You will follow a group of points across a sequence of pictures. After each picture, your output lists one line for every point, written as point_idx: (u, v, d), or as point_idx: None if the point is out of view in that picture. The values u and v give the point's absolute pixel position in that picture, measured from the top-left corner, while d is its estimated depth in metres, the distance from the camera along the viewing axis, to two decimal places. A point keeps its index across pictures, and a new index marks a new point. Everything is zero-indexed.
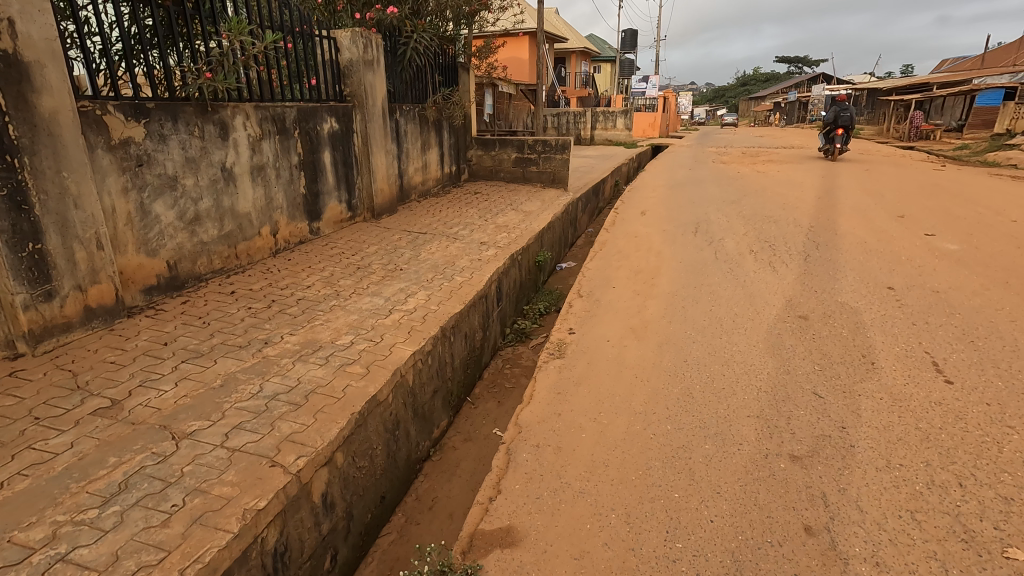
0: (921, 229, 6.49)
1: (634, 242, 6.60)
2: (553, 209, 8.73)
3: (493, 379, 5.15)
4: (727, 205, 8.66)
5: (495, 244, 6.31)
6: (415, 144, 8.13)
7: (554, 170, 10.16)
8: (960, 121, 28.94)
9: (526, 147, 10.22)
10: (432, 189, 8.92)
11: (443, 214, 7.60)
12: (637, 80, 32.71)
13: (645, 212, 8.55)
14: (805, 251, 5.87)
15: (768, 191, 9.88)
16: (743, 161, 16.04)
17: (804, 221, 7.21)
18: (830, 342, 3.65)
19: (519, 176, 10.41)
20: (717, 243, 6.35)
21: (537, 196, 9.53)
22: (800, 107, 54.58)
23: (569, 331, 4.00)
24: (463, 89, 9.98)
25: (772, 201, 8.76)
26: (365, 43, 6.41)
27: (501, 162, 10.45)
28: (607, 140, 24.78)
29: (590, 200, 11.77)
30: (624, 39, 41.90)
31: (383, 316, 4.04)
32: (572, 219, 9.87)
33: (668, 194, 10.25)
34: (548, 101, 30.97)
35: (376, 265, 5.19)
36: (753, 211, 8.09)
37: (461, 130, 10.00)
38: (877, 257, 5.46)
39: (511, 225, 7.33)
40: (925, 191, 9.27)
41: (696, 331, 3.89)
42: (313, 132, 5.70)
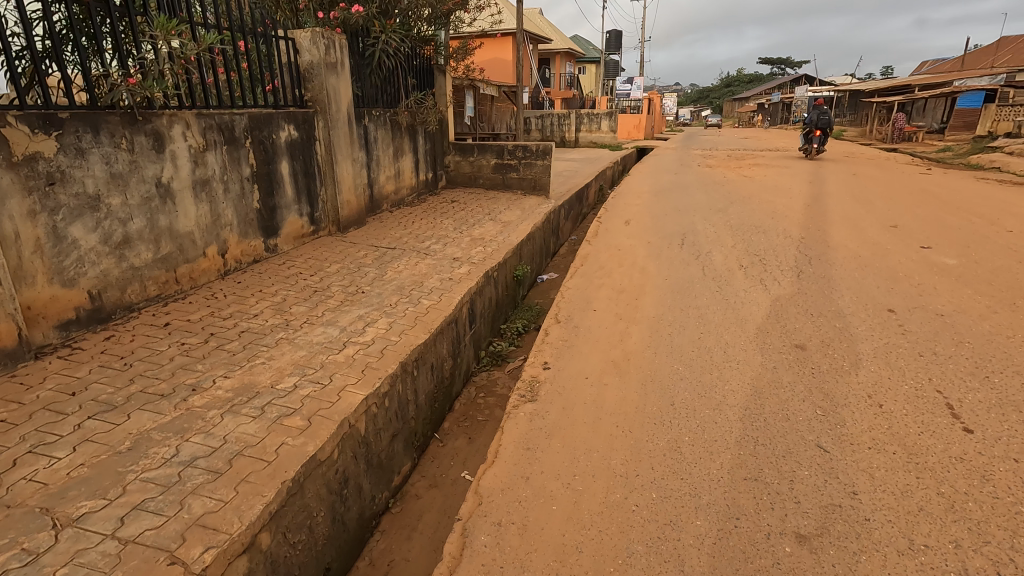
0: (915, 241, 6.20)
1: (617, 257, 6.23)
2: (533, 219, 8.34)
3: (464, 411, 4.74)
4: (714, 214, 8.34)
5: (468, 260, 5.90)
6: (386, 151, 7.69)
7: (535, 177, 9.77)
8: (942, 122, 29.11)
9: (506, 152, 9.82)
10: (406, 198, 8.49)
11: (416, 226, 7.17)
12: (622, 82, 32.50)
13: (629, 221, 8.20)
14: (796, 266, 5.54)
15: (755, 197, 9.58)
16: (728, 165, 15.79)
17: (794, 232, 6.89)
18: (831, 379, 3.29)
19: (499, 183, 10.01)
20: (705, 257, 6.01)
21: (517, 204, 9.14)
22: (784, 108, 54.84)
23: (543, 366, 3.60)
24: (439, 92, 9.56)
25: (760, 210, 8.44)
26: (326, 44, 5.95)
27: (480, 169, 10.04)
28: (592, 143, 24.48)
29: (573, 206, 11.40)
30: (608, 40, 41.73)
31: (334, 351, 3.61)
32: (554, 228, 9.48)
33: (653, 201, 9.91)
34: (533, 103, 30.64)
35: (335, 288, 4.75)
36: (741, 220, 7.77)
37: (437, 136, 9.57)
38: (873, 273, 5.14)
39: (488, 238, 6.92)
40: (916, 197, 9.03)
41: (684, 366, 3.51)
42: (268, 141, 5.23)
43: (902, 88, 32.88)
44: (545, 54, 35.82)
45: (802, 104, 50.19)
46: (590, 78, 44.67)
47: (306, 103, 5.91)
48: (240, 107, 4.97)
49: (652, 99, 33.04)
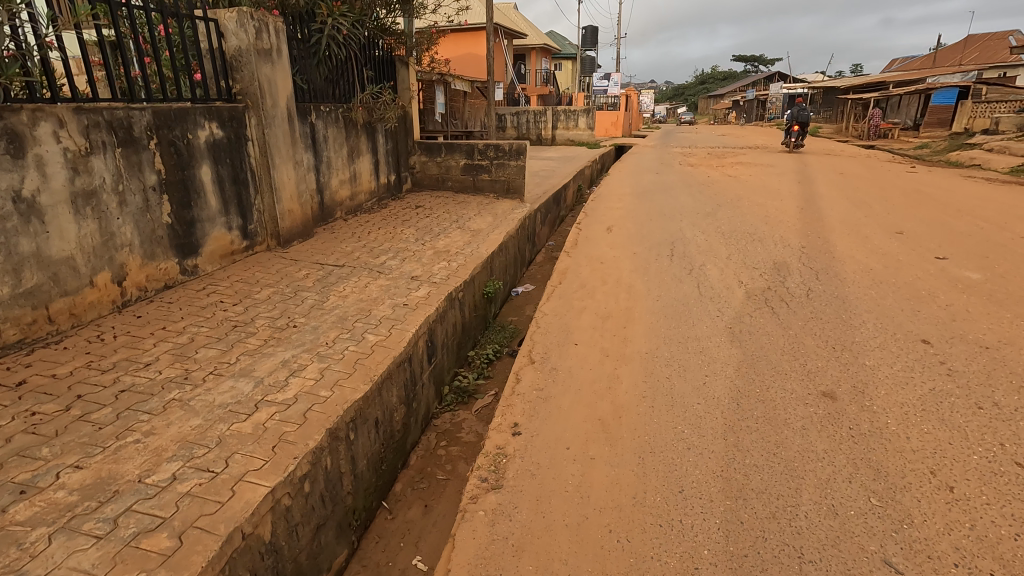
0: (927, 250, 5.63)
1: (601, 272, 5.48)
2: (507, 226, 7.57)
3: (422, 466, 3.94)
4: (703, 219, 7.68)
5: (429, 279, 5.10)
6: (339, 152, 6.82)
7: (508, 179, 8.99)
8: (916, 119, 29.20)
9: (476, 153, 9.01)
10: (365, 204, 7.63)
11: (372, 237, 6.31)
12: (598, 78, 31.90)
13: (612, 228, 7.47)
14: (803, 283, 4.87)
15: (744, 200, 8.96)
16: (710, 164, 15.26)
17: (793, 240, 6.26)
18: (876, 444, 2.60)
19: (469, 186, 9.20)
20: (698, 272, 5.32)
21: (489, 209, 8.34)
22: (759, 105, 55.04)
23: (512, 429, 2.84)
24: (402, 86, 8.71)
25: (751, 214, 7.82)
26: (257, 26, 5.04)
27: (448, 170, 9.20)
28: (569, 140, 23.78)
29: (550, 210, 10.64)
30: (584, 37, 41.15)
31: (241, 417, 2.77)
32: (530, 235, 8.72)
33: (636, 205, 9.22)
34: (508, 100, 29.87)
35: (261, 321, 3.89)
36: (733, 226, 7.12)
37: (400, 134, 8.71)
38: (891, 293, 4.50)
39: (454, 250, 6.12)
40: (912, 199, 8.51)
41: (692, 430, 2.77)
42: (182, 142, 4.34)
43: (876, 85, 33.00)
44: (520, 50, 35.06)
45: (777, 101, 50.37)
46: (566, 74, 44.04)
47: (234, 95, 5.03)
48: (142, 100, 4.08)
49: (629, 96, 32.51)
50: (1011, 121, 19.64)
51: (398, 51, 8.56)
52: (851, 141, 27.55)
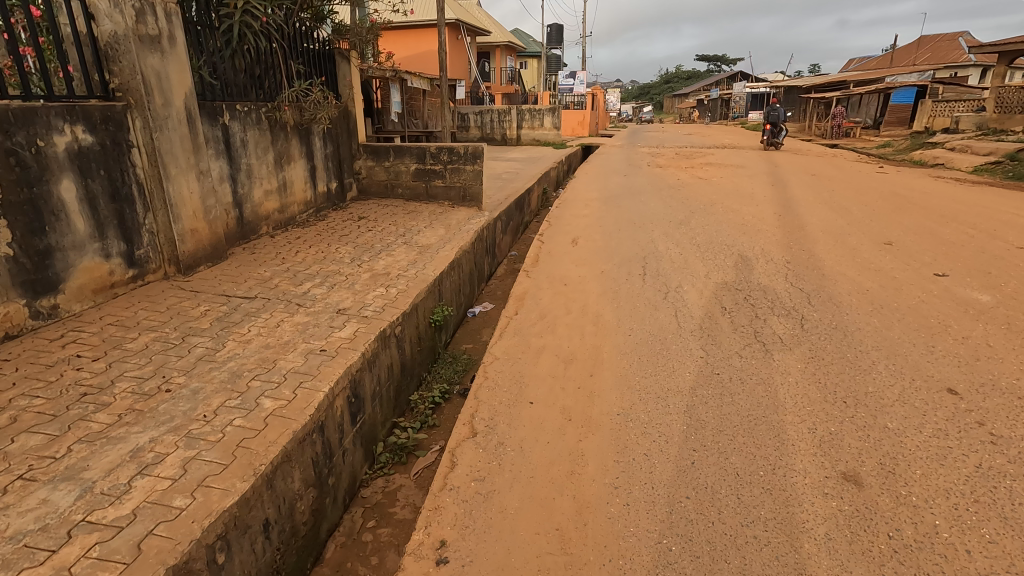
0: (923, 265, 5.09)
1: (564, 297, 4.75)
2: (462, 238, 6.79)
3: (340, 561, 3.12)
4: (675, 228, 7.05)
5: (360, 311, 4.27)
6: (263, 158, 5.91)
7: (465, 185, 8.19)
8: (876, 118, 29.59)
9: (427, 156, 8.18)
10: (299, 216, 6.73)
11: (300, 256, 5.43)
12: (563, 76, 31.32)
13: (577, 240, 6.78)
14: (795, 310, 4.23)
15: (717, 205, 8.40)
16: (679, 164, 14.77)
17: (775, 255, 5.66)
18: (929, 565, 1.92)
19: (421, 193, 8.36)
20: (675, 296, 4.64)
21: (443, 219, 7.53)
22: (722, 104, 55.53)
23: (438, 554, 2.07)
24: (342, 82, 7.84)
25: (727, 222, 7.23)
26: (138, 7, 4.10)
27: (397, 175, 8.33)
28: (535, 141, 23.08)
29: (512, 217, 9.88)
30: (549, 35, 40.59)
31: (39, 557, 1.92)
32: (488, 247, 7.95)
33: (602, 212, 8.56)
34: (472, 99, 29.04)
35: (124, 384, 3.01)
36: (709, 238, 6.50)
37: (342, 136, 7.80)
38: (897, 321, 3.89)
39: (397, 271, 5.29)
40: (892, 203, 8.08)
41: (682, 548, 2.03)
42: (26, 151, 3.42)
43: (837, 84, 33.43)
44: (484, 48, 34.26)
45: (741, 100, 50.88)
46: (531, 73, 43.37)
47: (113, 91, 4.10)
48: None
49: (595, 95, 32.17)
50: (970, 120, 19.85)
51: (337, 43, 7.70)
52: (815, 140, 27.69)
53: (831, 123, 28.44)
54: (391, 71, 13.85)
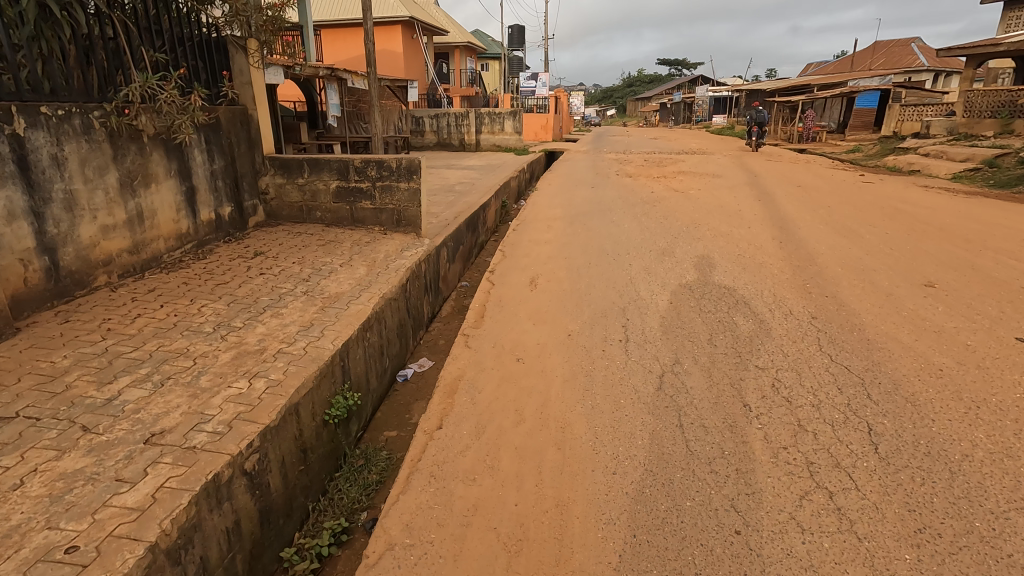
0: (990, 321, 3.84)
1: (515, 388, 3.28)
2: (390, 280, 5.25)
3: None
4: (658, 263, 5.69)
5: (188, 435, 2.68)
6: (97, 181, 4.24)
7: (398, 207, 6.65)
8: (840, 122, 29.36)
9: (351, 171, 6.58)
10: (168, 254, 5.06)
11: (139, 323, 3.78)
12: (525, 78, 29.95)
13: (537, 280, 5.33)
14: (852, 411, 2.88)
15: (702, 228, 7.09)
16: (651, 173, 13.57)
17: (791, 306, 4.34)
18: None
19: (344, 217, 6.76)
20: (674, 384, 3.23)
21: (369, 252, 5.96)
22: (686, 107, 55.35)
23: None
24: (239, 78, 6.21)
25: (719, 253, 5.92)
26: None
27: (314, 195, 6.72)
28: (495, 146, 21.64)
29: (462, 240, 8.35)
30: (510, 36, 39.27)
31: None
32: (428, 284, 6.43)
33: (568, 235, 7.14)
34: (429, 102, 27.46)
35: None
36: (703, 278, 5.15)
37: (238, 147, 6.15)
38: (1013, 436, 2.58)
39: (278, 343, 3.71)
40: (902, 223, 6.95)
41: None
42: None
43: (800, 88, 33.16)
44: (442, 49, 32.72)
45: (704, 103, 50.74)
46: (492, 75, 41.91)
47: None
48: None
49: (559, 98, 31.02)
50: (941, 125, 19.40)
51: (231, 29, 6.06)
52: (782, 144, 27.21)
53: (797, 127, 27.99)
54: (325, 70, 12.15)
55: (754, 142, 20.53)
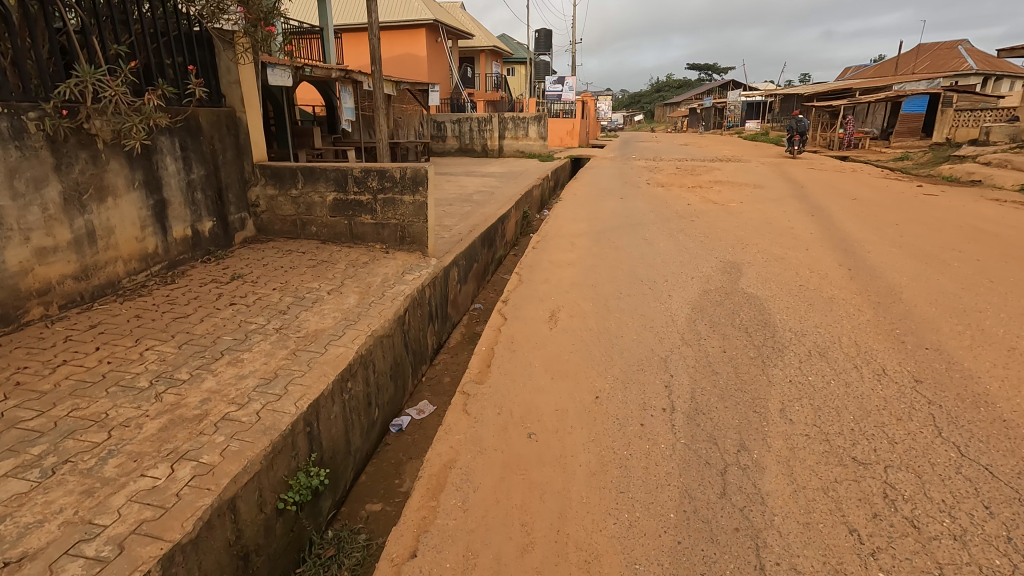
0: None
1: (523, 485, 2.44)
2: (384, 311, 4.45)
3: None
4: (702, 296, 4.78)
5: (56, 565, 1.90)
6: (30, 196, 3.56)
7: (402, 222, 5.89)
8: (884, 128, 27.81)
9: (349, 181, 5.83)
10: (128, 279, 4.36)
11: (59, 374, 3.05)
12: (550, 82, 29.17)
13: (558, 314, 4.48)
14: (1016, 552, 1.96)
15: (750, 250, 6.15)
16: (684, 183, 12.60)
17: (882, 363, 3.40)
18: None
19: (341, 232, 6.01)
20: (742, 489, 2.35)
21: (364, 275, 5.19)
22: (716, 113, 53.92)
23: None
24: (225, 77, 5.57)
25: (775, 283, 4.98)
26: None
27: (309, 208, 5.99)
28: (518, 152, 20.89)
29: (476, 256, 7.55)
30: (536, 40, 38.56)
31: None
32: (433, 311, 5.64)
33: (595, 256, 6.28)
34: (452, 106, 26.89)
35: None
36: (761, 318, 4.22)
37: (221, 154, 5.46)
38: None
39: (226, 404, 2.94)
40: (992, 246, 5.90)
41: None
42: None
43: (840, 92, 31.62)
44: (467, 53, 32.19)
45: (735, 108, 49.29)
46: (518, 79, 41.27)
47: None
48: None
49: (586, 102, 30.16)
50: (1001, 131, 17.91)
51: (216, 23, 5.41)
52: (822, 152, 25.82)
53: (838, 133, 26.57)
54: (340, 72, 11.56)
55: (797, 148, 19.80)
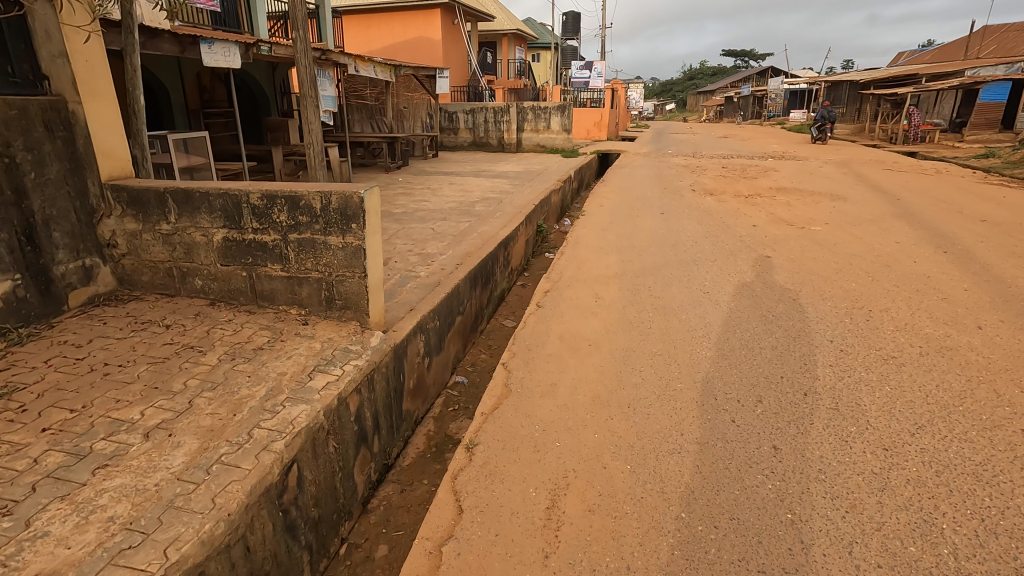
0: None
1: None
2: (232, 485, 2.32)
3: None
4: (839, 453, 2.53)
5: None
6: None
7: (327, 277, 3.77)
8: (954, 119, 24.60)
9: (244, 213, 3.71)
10: None
11: None
12: (577, 67, 26.60)
13: (565, 503, 2.30)
14: None
15: (883, 325, 3.84)
16: (738, 189, 10.22)
17: None
18: None
19: (237, 287, 3.91)
20: None
21: (241, 381, 3.08)
22: (755, 101, 50.48)
23: None
24: (47, 47, 3.51)
25: (971, 423, 2.69)
26: None
27: (190, 251, 3.89)
28: (539, 146, 18.55)
29: (460, 305, 5.38)
30: (563, 23, 35.86)
31: None
32: (370, 424, 3.51)
33: (632, 326, 4.04)
34: (470, 94, 24.68)
35: None
36: (998, 551, 1.96)
37: (30, 171, 3.42)
38: None
39: None
40: None
41: None
42: None
43: (901, 79, 28.34)
44: (488, 37, 29.87)
45: (778, 95, 45.82)
46: (543, 65, 38.77)
47: None
48: None
49: (616, 90, 27.61)
50: None
51: None
52: (884, 146, 22.85)
53: (903, 125, 23.43)
54: (319, 54, 9.55)
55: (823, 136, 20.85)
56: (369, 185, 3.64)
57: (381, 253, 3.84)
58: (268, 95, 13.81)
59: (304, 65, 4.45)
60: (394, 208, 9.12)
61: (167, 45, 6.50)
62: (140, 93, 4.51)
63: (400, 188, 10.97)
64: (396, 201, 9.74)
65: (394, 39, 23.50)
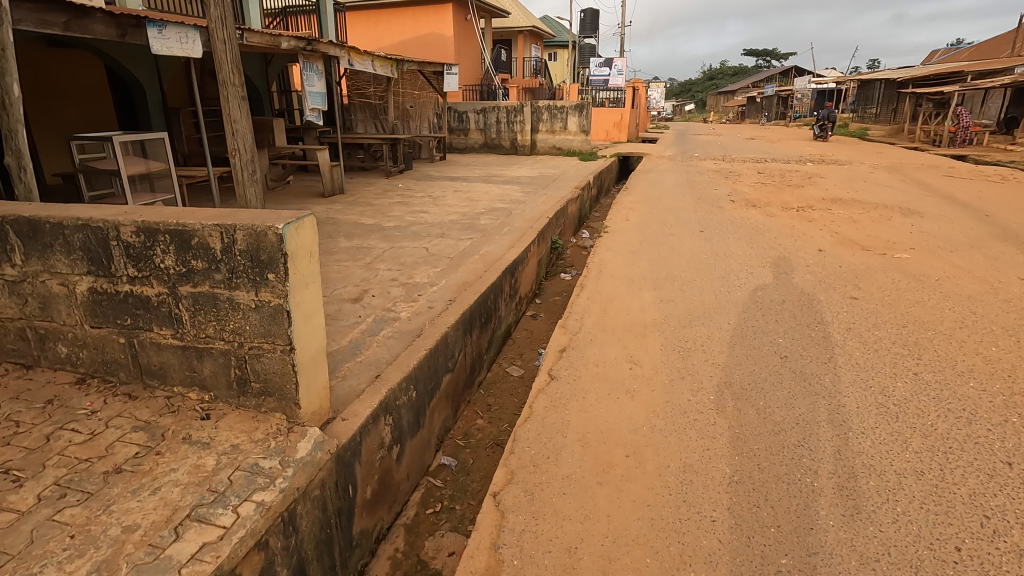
0: None
1: None
2: None
3: None
4: None
5: None
6: None
7: (234, 347, 2.55)
8: (1005, 119, 22.71)
9: (114, 253, 2.50)
10: None
11: None
12: (595, 64, 25.20)
13: None
14: None
15: None
16: (786, 199, 8.82)
17: None
18: None
19: (115, 359, 2.70)
20: None
21: (53, 550, 1.85)
22: (781, 101, 48.56)
23: None
24: None
25: None
26: None
27: (46, 306, 2.69)
28: (554, 148, 17.24)
29: (449, 358, 4.13)
30: (581, 20, 34.47)
31: None
32: None
33: (687, 420, 2.76)
34: (483, 93, 23.47)
35: None
36: None
37: None
38: None
39: None
40: None
41: None
42: None
43: (944, 77, 26.47)
44: (503, 34, 28.65)
45: (806, 95, 43.88)
46: (559, 64, 37.50)
47: None
48: None
49: (637, 89, 26.18)
50: None
51: None
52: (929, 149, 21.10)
53: (949, 126, 21.69)
54: (303, 44, 8.44)
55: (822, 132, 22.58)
56: (302, 213, 2.49)
57: (321, 309, 2.67)
58: (262, 94, 12.79)
59: (221, 39, 3.54)
60: (386, 220, 7.91)
61: (102, 26, 5.35)
62: (15, 80, 3.32)
63: (398, 197, 9.76)
64: (391, 211, 8.53)
65: (404, 35, 22.37)
